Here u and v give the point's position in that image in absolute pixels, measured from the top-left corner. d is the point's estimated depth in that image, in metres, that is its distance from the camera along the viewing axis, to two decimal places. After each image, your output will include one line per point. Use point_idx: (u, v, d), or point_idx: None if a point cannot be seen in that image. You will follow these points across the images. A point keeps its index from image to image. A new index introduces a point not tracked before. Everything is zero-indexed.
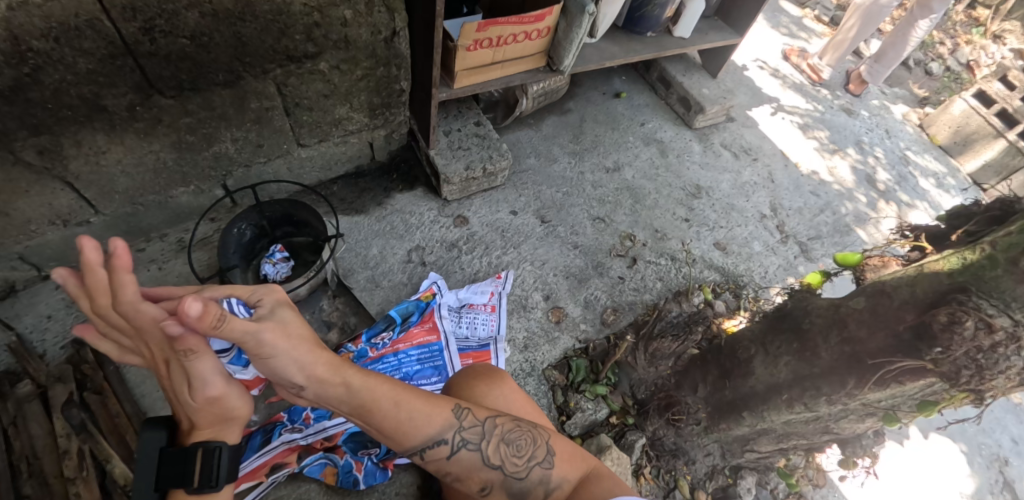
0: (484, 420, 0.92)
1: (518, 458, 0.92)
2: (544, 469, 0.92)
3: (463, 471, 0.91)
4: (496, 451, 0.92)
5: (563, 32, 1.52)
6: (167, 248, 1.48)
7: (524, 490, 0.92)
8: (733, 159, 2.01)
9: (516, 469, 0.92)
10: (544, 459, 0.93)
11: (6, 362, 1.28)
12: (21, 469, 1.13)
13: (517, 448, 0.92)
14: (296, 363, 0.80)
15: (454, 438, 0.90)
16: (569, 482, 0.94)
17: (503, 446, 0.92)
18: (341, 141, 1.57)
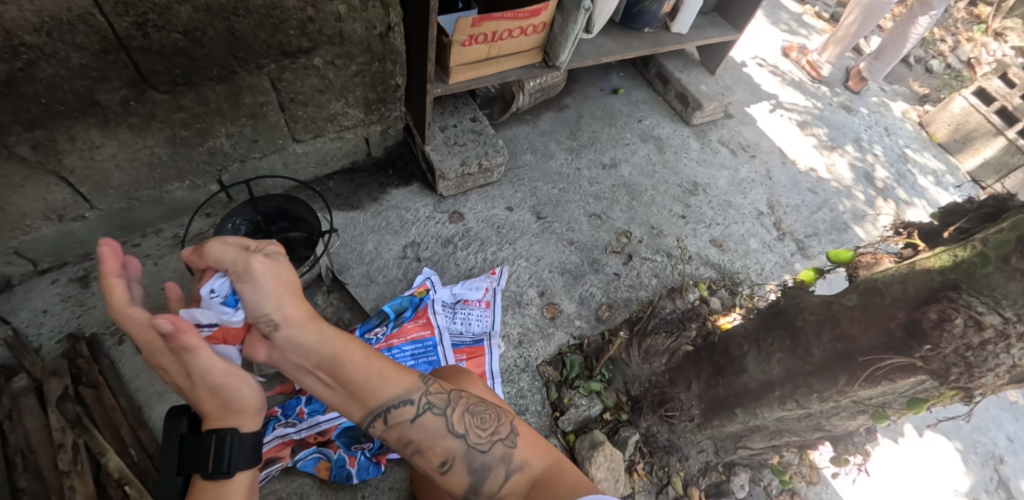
0: (450, 392, 0.91)
1: (480, 433, 0.88)
2: (506, 447, 0.89)
3: (425, 441, 0.86)
4: (461, 421, 0.88)
5: (559, 28, 1.52)
6: (163, 244, 1.49)
7: (485, 466, 0.87)
8: (730, 155, 2.01)
9: (479, 442, 0.87)
10: (507, 435, 0.90)
11: (2, 356, 1.28)
12: (16, 463, 1.14)
13: (481, 420, 0.89)
14: (278, 302, 0.83)
15: (420, 401, 0.87)
16: (531, 464, 0.89)
17: (468, 417, 0.89)
18: (336, 137, 1.57)
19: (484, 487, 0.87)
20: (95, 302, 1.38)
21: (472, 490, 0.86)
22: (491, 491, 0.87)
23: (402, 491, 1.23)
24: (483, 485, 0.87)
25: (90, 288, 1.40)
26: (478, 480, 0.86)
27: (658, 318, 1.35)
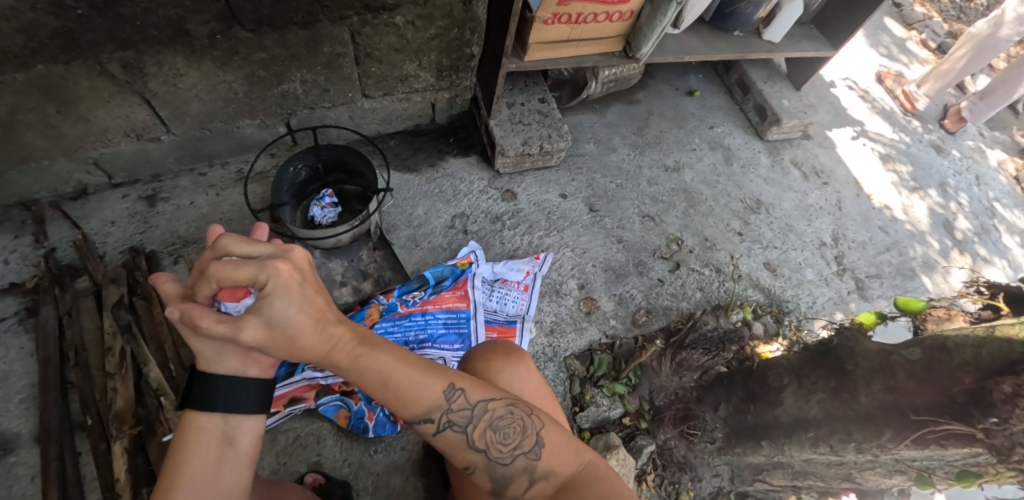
0: (475, 404, 0.87)
1: (503, 448, 0.87)
2: (530, 459, 0.87)
3: (449, 449, 0.88)
4: (482, 435, 0.87)
5: (646, 18, 1.45)
6: (227, 176, 1.54)
7: (507, 477, 0.87)
8: (801, 179, 1.90)
9: (500, 456, 0.87)
10: (530, 450, 0.87)
11: (70, 258, 1.37)
12: (69, 357, 1.22)
13: (502, 436, 0.87)
14: (288, 350, 0.78)
15: (440, 421, 0.85)
16: (556, 473, 0.87)
17: (489, 432, 0.87)
18: (404, 97, 1.57)
19: (508, 491, 0.88)
20: (158, 221, 1.45)
21: (496, 490, 0.88)
22: (516, 493, 0.88)
23: (413, 454, 1.25)
24: (506, 489, 0.88)
25: (155, 207, 1.47)
26: (503, 484, 0.88)
27: (700, 335, 1.40)
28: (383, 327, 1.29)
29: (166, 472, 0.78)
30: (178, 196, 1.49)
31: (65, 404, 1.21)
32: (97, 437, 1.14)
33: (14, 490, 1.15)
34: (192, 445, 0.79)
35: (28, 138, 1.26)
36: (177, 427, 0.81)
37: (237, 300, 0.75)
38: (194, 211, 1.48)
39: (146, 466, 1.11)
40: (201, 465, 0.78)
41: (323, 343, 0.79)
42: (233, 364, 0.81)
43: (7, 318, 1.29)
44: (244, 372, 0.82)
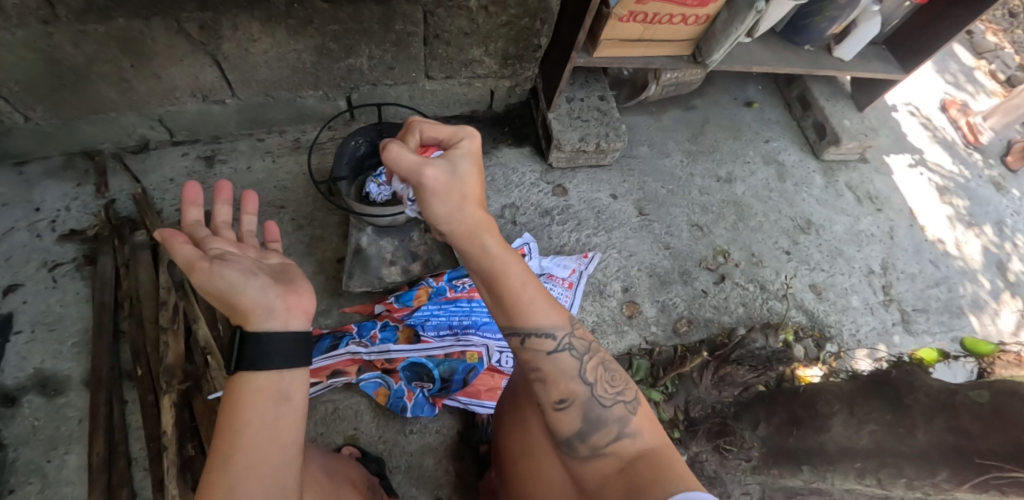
0: (592, 342, 0.86)
1: (608, 390, 0.83)
2: (629, 411, 0.82)
3: (553, 373, 0.82)
4: (592, 372, 0.83)
5: (721, 24, 1.42)
6: (284, 144, 1.55)
7: (601, 421, 0.80)
8: (855, 203, 1.86)
9: (603, 397, 0.82)
10: (631, 401, 0.83)
11: (129, 210, 1.40)
12: (124, 307, 1.25)
13: (610, 377, 0.84)
14: (452, 212, 0.80)
15: (561, 340, 0.83)
16: (644, 436, 0.80)
17: (601, 370, 0.84)
18: (465, 82, 1.57)
19: (591, 438, 0.79)
20: (214, 182, 1.47)
21: (577, 435, 0.80)
22: (598, 444, 0.79)
23: (447, 439, 1.26)
24: (591, 436, 0.80)
25: (213, 168, 1.48)
26: (591, 430, 0.80)
27: (749, 352, 1.34)
28: (429, 310, 1.32)
29: (222, 435, 0.76)
30: (236, 159, 1.51)
31: (117, 352, 1.24)
32: (146, 388, 1.17)
33: (62, 431, 1.18)
34: (246, 405, 0.77)
35: (102, 89, 1.28)
36: (226, 393, 0.80)
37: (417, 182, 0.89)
38: (250, 176, 1.49)
39: (191, 421, 1.14)
40: (260, 422, 0.77)
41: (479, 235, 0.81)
42: (279, 317, 0.83)
43: (66, 263, 1.32)
44: (290, 323, 0.84)
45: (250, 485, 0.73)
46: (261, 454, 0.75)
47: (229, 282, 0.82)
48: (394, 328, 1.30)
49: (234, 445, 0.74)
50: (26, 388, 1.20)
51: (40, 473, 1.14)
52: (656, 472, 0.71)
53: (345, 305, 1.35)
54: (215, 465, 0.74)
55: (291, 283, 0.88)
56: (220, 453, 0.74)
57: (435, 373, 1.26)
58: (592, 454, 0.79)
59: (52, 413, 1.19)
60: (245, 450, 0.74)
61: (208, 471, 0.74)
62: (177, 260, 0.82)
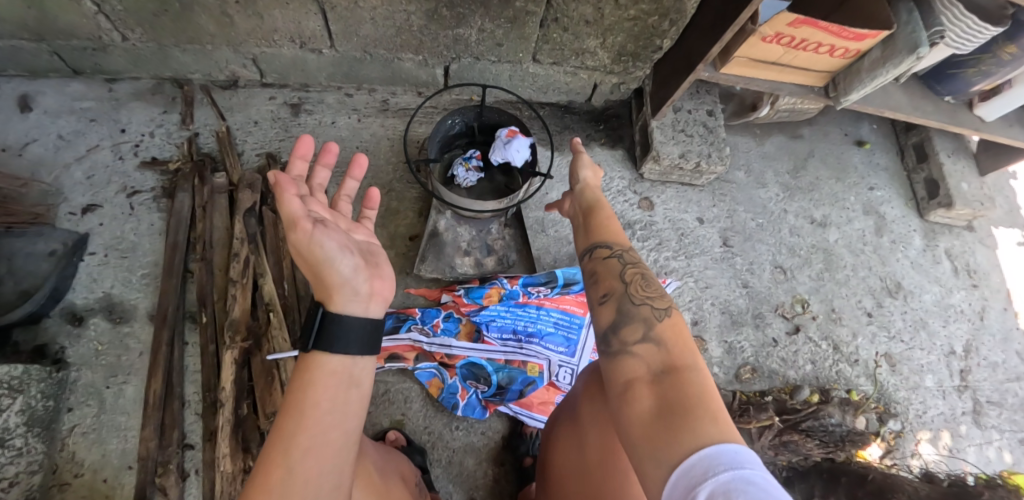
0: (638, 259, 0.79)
1: (639, 293, 0.74)
2: (661, 313, 0.71)
3: (602, 273, 0.78)
4: (630, 276, 0.76)
5: (869, 62, 1.27)
6: (372, 104, 1.48)
7: (629, 314, 0.71)
8: (951, 274, 1.72)
9: (635, 294, 0.73)
10: (663, 308, 0.72)
11: (211, 147, 1.38)
12: (196, 249, 1.23)
13: (648, 282, 0.75)
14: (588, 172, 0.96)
15: (615, 250, 0.80)
16: (671, 346, 0.66)
17: (639, 276, 0.76)
18: (571, 71, 1.46)
19: (621, 331, 0.69)
20: (297, 133, 1.42)
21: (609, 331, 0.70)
22: (629, 340, 0.68)
23: (491, 443, 1.23)
24: (621, 329, 0.69)
25: (298, 117, 1.44)
26: (621, 323, 0.70)
27: (819, 424, 1.36)
28: (497, 310, 1.28)
29: (282, 419, 0.63)
30: (322, 111, 1.45)
31: (184, 293, 1.23)
32: (208, 337, 1.16)
33: (123, 360, 1.20)
34: (314, 389, 0.64)
35: (201, 21, 1.22)
36: (294, 370, 0.66)
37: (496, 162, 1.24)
38: (334, 132, 1.44)
39: (248, 380, 1.12)
40: (326, 409, 0.63)
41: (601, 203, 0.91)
42: (364, 302, 0.67)
43: (145, 191, 1.34)
44: (370, 310, 0.68)
45: (306, 482, 0.61)
46: (320, 446, 0.63)
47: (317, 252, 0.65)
48: (457, 320, 1.27)
49: (295, 434, 0.62)
50: (94, 310, 1.23)
51: (98, 397, 1.17)
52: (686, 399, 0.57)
53: (410, 285, 1.31)
54: (270, 451, 0.61)
55: (379, 261, 0.71)
56: (279, 441, 0.62)
57: (493, 378, 1.25)
58: (622, 351, 0.68)
59: (116, 340, 1.21)
60: (307, 440, 0.62)
61: (262, 459, 0.62)
62: (279, 211, 0.66)
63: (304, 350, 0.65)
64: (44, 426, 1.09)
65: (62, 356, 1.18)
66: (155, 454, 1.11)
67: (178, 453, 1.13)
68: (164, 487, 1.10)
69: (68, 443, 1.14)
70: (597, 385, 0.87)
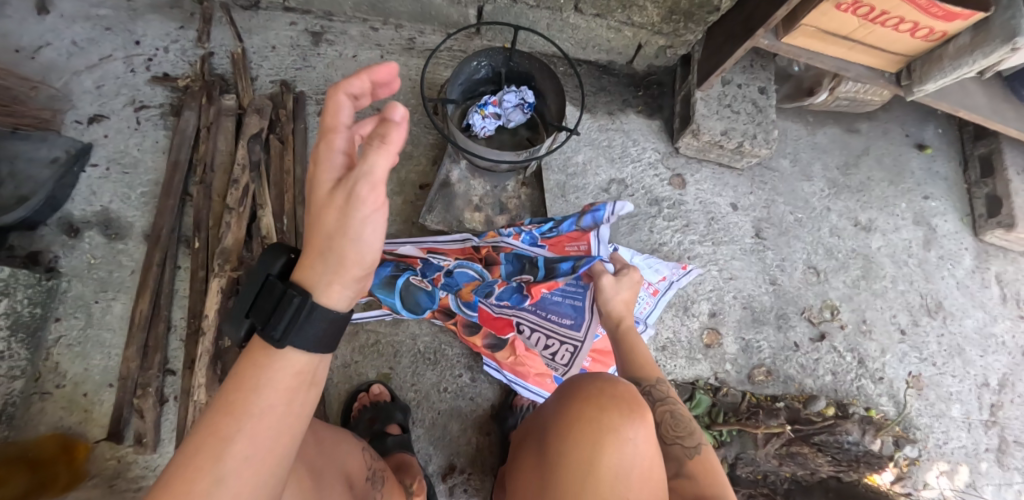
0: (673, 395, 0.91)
1: (670, 433, 0.87)
2: (685, 454, 0.84)
3: None
4: (662, 414, 0.88)
5: (956, 49, 1.11)
6: (397, 41, 1.39)
7: None
8: (999, 301, 1.57)
9: (664, 435, 0.87)
10: (693, 446, 0.85)
11: (224, 69, 1.32)
12: (198, 171, 1.18)
13: (675, 423, 0.87)
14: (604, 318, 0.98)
15: (645, 385, 0.90)
16: (699, 479, 0.80)
17: (669, 415, 0.88)
18: (615, 27, 1.33)
19: None
20: (316, 63, 1.34)
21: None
22: None
23: (479, 410, 1.17)
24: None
25: (318, 47, 1.35)
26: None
27: (834, 439, 1.30)
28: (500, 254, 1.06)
29: (216, 422, 0.47)
30: (343, 43, 1.37)
31: (180, 215, 1.18)
32: (198, 263, 1.12)
33: (114, 276, 1.17)
34: (266, 392, 0.48)
35: None
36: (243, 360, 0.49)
37: (496, 104, 1.18)
38: (354, 67, 1.36)
39: None
40: (279, 417, 0.48)
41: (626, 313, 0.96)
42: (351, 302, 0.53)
43: (153, 107, 1.28)
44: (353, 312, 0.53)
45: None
46: (264, 458, 0.47)
47: (347, 217, 0.48)
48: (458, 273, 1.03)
49: (230, 447, 0.46)
50: (91, 224, 1.19)
51: (86, 311, 1.15)
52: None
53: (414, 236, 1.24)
54: (189, 461, 0.45)
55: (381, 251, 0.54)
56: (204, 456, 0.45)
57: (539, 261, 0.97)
58: None
59: (109, 255, 1.18)
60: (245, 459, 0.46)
61: (174, 467, 0.45)
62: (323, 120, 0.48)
63: (261, 336, 0.49)
64: (29, 332, 1.07)
65: (55, 266, 1.16)
66: (136, 375, 1.08)
67: (158, 377, 1.10)
68: (141, 409, 1.07)
69: (53, 353, 1.12)
70: (576, 419, 0.74)
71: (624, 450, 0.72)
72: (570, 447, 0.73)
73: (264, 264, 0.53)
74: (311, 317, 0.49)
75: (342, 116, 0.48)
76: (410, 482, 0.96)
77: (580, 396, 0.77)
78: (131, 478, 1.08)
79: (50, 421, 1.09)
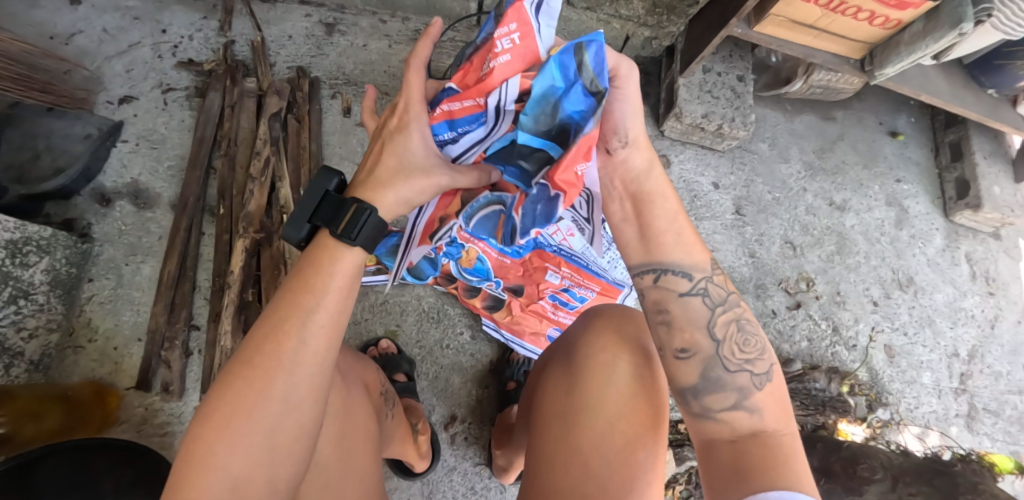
0: (735, 295, 0.76)
1: (736, 355, 0.72)
2: (751, 383, 0.71)
3: (680, 318, 0.74)
4: (723, 329, 0.73)
5: (910, 36, 1.23)
6: (404, 32, 1.51)
7: (716, 383, 0.71)
8: (968, 278, 1.66)
9: (730, 359, 0.72)
10: (763, 373, 0.72)
11: (245, 56, 1.43)
12: (222, 145, 1.28)
13: (744, 342, 0.73)
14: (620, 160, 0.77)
15: (698, 283, 0.75)
16: (764, 414, 0.69)
17: (734, 328, 0.74)
18: (604, 19, 1.45)
19: (705, 397, 0.71)
20: (330, 52, 1.46)
21: (690, 391, 0.72)
22: (712, 406, 0.71)
23: (480, 365, 1.28)
24: (705, 395, 0.71)
25: (331, 37, 1.47)
26: (706, 390, 0.72)
27: (804, 387, 1.42)
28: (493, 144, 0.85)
29: (297, 297, 0.62)
30: (354, 34, 1.48)
31: (205, 186, 1.29)
32: (223, 227, 1.22)
33: (143, 241, 1.27)
34: (309, 293, 0.63)
35: None
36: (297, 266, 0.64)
37: None
38: (364, 55, 1.48)
39: (256, 269, 1.19)
40: (342, 301, 0.65)
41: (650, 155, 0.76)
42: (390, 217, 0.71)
43: (179, 89, 1.39)
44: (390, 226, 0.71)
45: (313, 359, 0.61)
46: (330, 329, 0.63)
47: (406, 150, 0.70)
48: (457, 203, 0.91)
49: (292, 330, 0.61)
50: (121, 194, 1.29)
51: (117, 273, 1.24)
52: (773, 458, 0.64)
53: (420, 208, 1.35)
54: (277, 324, 0.61)
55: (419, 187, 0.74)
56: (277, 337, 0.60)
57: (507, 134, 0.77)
58: (702, 413, 0.72)
59: (139, 222, 1.28)
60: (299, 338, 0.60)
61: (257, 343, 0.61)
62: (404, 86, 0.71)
63: (329, 233, 0.65)
64: (65, 289, 1.17)
65: (88, 232, 1.25)
66: (164, 329, 1.18)
67: (184, 331, 1.20)
68: (168, 360, 1.17)
69: (86, 310, 1.21)
70: (600, 333, 0.82)
71: (636, 359, 0.79)
72: (594, 351, 0.80)
73: (322, 182, 0.68)
74: (373, 218, 0.66)
75: (414, 85, 0.71)
76: (416, 422, 1.07)
77: (602, 318, 0.85)
78: (158, 423, 1.18)
79: (83, 371, 1.18)
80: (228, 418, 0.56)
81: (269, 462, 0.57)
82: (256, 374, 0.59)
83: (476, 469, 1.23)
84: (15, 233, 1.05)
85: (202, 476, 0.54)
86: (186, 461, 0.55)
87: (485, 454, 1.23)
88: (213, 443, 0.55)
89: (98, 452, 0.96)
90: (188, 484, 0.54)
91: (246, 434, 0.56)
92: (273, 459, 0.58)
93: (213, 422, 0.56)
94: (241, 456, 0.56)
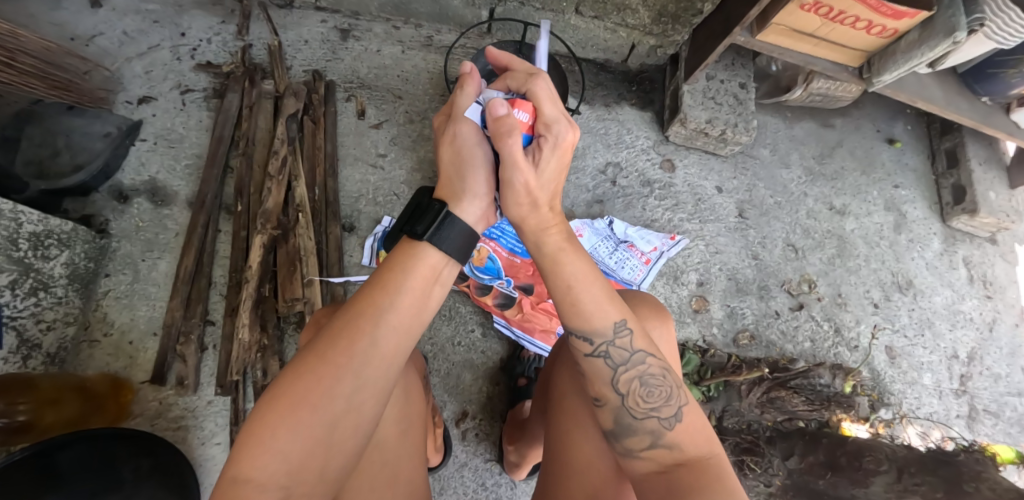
0: (644, 351, 0.73)
1: (641, 405, 0.73)
2: (661, 427, 0.72)
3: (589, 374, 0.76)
4: (626, 384, 0.74)
5: (907, 44, 1.28)
6: (416, 39, 1.55)
7: (628, 428, 0.73)
8: (965, 282, 1.70)
9: (635, 408, 0.73)
10: (670, 417, 0.72)
11: (262, 59, 1.47)
12: (240, 144, 1.32)
13: (648, 392, 0.73)
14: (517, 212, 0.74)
15: (597, 346, 0.73)
16: (682, 448, 0.70)
17: (637, 384, 0.73)
18: (611, 28, 1.52)
19: (625, 439, 0.73)
20: (344, 56, 1.50)
21: (612, 434, 0.75)
22: (633, 446, 0.73)
23: (490, 362, 1.29)
24: (624, 437, 0.74)
25: (346, 42, 1.51)
26: (624, 434, 0.73)
27: (809, 383, 1.45)
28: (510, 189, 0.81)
29: (373, 297, 0.65)
30: (369, 39, 1.52)
31: (222, 185, 1.31)
32: (240, 224, 1.25)
33: (160, 237, 1.29)
34: (398, 295, 0.66)
35: None
36: (387, 265, 0.68)
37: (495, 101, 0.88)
38: (378, 60, 1.52)
39: (272, 265, 1.22)
40: (415, 305, 0.67)
41: (546, 215, 0.74)
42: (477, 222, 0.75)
43: (197, 91, 1.43)
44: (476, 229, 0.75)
45: (380, 358, 0.63)
46: (399, 332, 0.65)
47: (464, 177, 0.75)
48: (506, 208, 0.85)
49: (376, 327, 0.64)
50: (139, 191, 1.31)
51: (133, 268, 1.26)
52: (693, 484, 0.64)
53: None
54: (352, 319, 0.63)
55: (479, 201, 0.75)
56: (362, 322, 0.63)
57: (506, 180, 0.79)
58: (628, 454, 0.73)
59: (155, 219, 1.30)
60: (380, 332, 0.64)
61: (335, 332, 0.63)
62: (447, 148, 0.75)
63: (412, 236, 0.69)
64: (82, 284, 1.18)
65: (105, 227, 1.27)
66: (180, 324, 1.19)
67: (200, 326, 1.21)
68: (184, 354, 1.18)
69: (102, 305, 1.22)
70: None
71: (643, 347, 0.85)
72: None
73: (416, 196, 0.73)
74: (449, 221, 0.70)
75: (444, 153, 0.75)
76: (434, 416, 1.09)
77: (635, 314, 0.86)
78: (172, 417, 1.19)
79: (97, 365, 1.19)
80: (290, 408, 0.59)
81: (325, 452, 0.60)
82: (324, 367, 0.61)
83: (487, 465, 1.24)
84: (37, 225, 1.06)
85: (262, 458, 0.57)
86: (250, 436, 0.58)
87: (496, 450, 1.25)
88: (275, 428, 0.58)
89: (117, 443, 0.98)
90: (251, 461, 0.57)
91: (308, 423, 0.59)
92: (328, 450, 0.60)
93: (277, 408, 0.59)
94: (299, 444, 0.58)
